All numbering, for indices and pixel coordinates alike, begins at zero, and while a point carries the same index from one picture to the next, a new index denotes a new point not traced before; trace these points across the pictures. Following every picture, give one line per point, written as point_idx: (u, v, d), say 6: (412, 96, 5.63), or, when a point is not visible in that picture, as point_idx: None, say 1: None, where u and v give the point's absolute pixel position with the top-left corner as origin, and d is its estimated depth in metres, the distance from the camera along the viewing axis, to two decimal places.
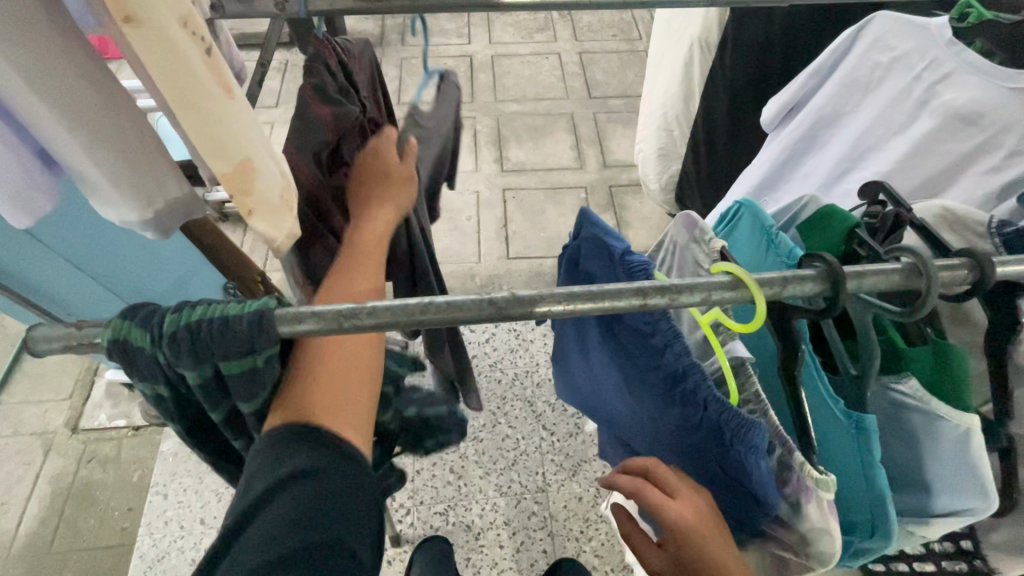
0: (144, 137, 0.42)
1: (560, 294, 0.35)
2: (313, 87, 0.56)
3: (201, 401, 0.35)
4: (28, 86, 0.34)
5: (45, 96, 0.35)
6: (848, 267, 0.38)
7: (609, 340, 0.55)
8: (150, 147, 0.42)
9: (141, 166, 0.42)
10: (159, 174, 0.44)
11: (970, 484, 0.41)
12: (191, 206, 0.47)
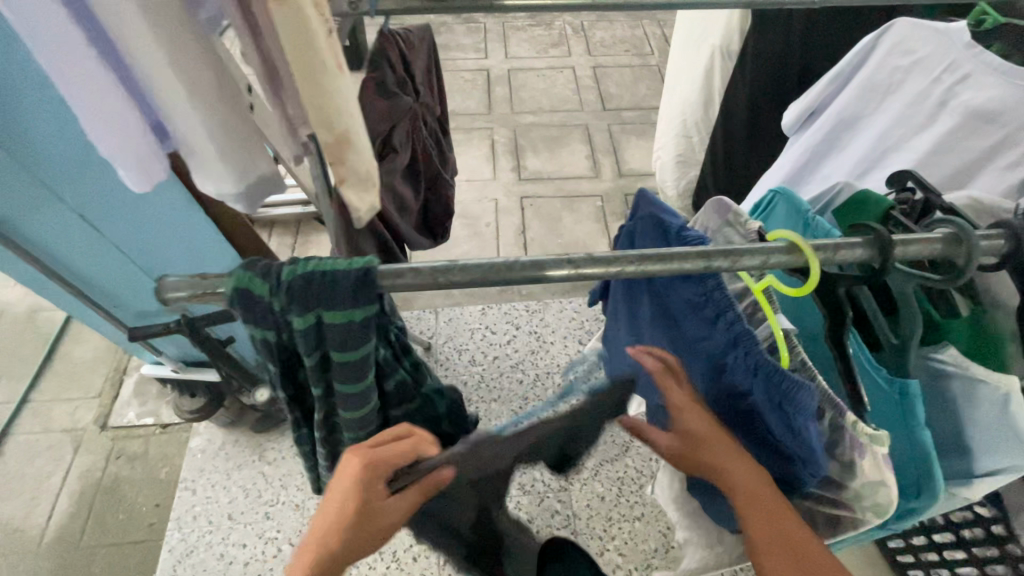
0: (246, 119, 0.48)
1: (632, 255, 0.38)
2: (375, 79, 0.66)
3: (304, 349, 0.38)
4: (168, 63, 0.41)
5: (182, 76, 0.42)
6: (894, 235, 0.41)
7: (663, 312, 0.59)
8: (248, 123, 0.48)
9: (241, 144, 0.48)
10: (254, 152, 0.50)
11: (1009, 443, 0.44)
12: (276, 186, 0.53)
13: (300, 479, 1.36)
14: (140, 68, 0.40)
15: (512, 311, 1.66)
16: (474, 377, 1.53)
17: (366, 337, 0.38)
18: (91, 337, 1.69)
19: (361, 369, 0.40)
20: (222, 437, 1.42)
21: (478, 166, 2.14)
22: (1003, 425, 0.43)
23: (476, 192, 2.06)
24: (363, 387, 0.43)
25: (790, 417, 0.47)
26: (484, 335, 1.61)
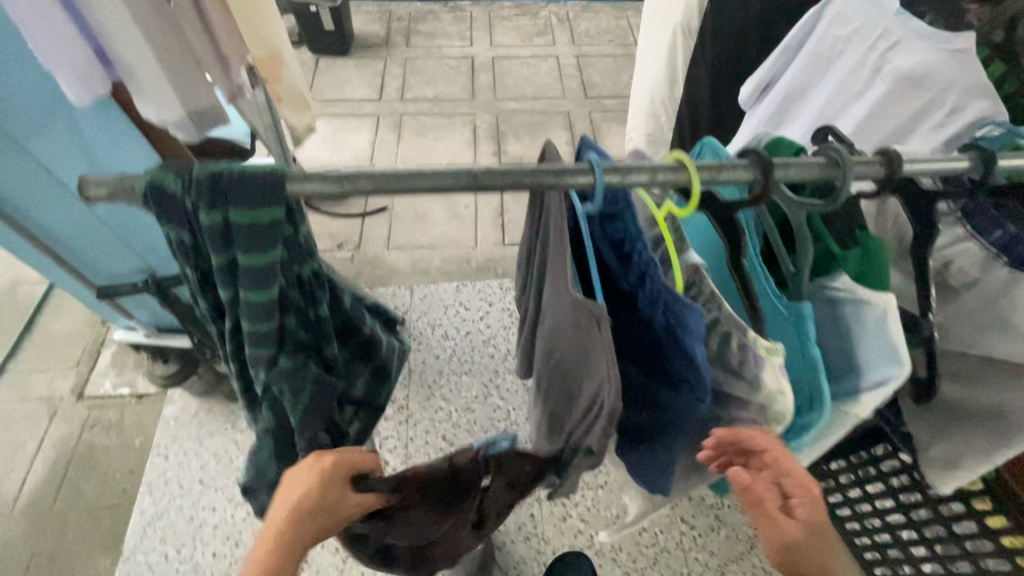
0: (182, 67, 0.73)
1: (528, 168, 0.41)
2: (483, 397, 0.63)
3: (210, 250, 0.40)
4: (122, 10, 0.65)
5: (131, 19, 0.66)
6: (775, 159, 0.44)
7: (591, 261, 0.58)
8: (190, 74, 0.75)
9: (179, 82, 0.73)
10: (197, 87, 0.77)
11: (889, 356, 0.46)
12: (204, 114, 0.79)
13: None
14: (109, 30, 0.66)
15: (485, 289, 1.70)
16: (446, 351, 1.56)
17: (269, 245, 0.40)
18: (71, 309, 1.71)
19: (275, 275, 0.42)
20: (196, 406, 1.45)
21: (459, 151, 2.16)
22: (882, 339, 0.46)
23: (455, 175, 2.08)
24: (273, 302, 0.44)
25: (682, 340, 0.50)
26: (458, 311, 1.64)
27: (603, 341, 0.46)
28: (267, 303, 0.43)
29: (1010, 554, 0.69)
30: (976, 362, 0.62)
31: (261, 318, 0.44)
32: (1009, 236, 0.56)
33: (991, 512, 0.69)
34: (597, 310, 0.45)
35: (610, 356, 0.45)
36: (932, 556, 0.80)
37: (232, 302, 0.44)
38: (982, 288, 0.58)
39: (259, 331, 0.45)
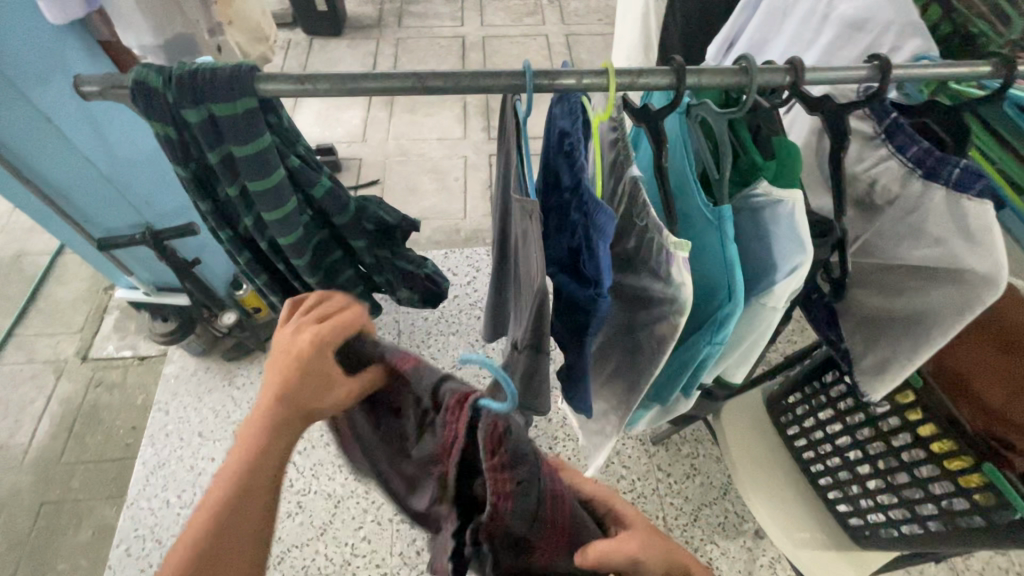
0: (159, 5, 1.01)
1: (468, 71, 0.47)
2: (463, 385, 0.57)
3: (205, 146, 0.48)
4: None
5: None
6: (691, 67, 0.50)
7: (545, 177, 0.67)
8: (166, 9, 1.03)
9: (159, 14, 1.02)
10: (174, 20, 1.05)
11: (796, 247, 0.52)
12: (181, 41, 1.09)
13: None
14: None
15: (473, 256, 1.75)
16: (435, 313, 1.62)
17: (252, 136, 0.47)
18: (74, 279, 1.77)
19: (268, 162, 0.50)
20: (195, 365, 1.52)
21: (449, 126, 2.21)
22: (790, 231, 0.52)
23: (446, 150, 2.13)
24: (272, 188, 0.52)
25: (598, 239, 0.57)
26: (447, 277, 1.70)
27: (535, 231, 0.51)
28: (271, 189, 0.52)
29: (940, 459, 0.74)
30: (898, 272, 0.68)
31: (277, 204, 0.54)
32: (923, 150, 0.61)
33: (921, 421, 0.76)
34: (530, 202, 0.50)
35: (539, 247, 0.50)
36: (875, 473, 0.85)
37: (237, 194, 0.54)
38: (901, 201, 0.64)
39: (277, 217, 0.55)
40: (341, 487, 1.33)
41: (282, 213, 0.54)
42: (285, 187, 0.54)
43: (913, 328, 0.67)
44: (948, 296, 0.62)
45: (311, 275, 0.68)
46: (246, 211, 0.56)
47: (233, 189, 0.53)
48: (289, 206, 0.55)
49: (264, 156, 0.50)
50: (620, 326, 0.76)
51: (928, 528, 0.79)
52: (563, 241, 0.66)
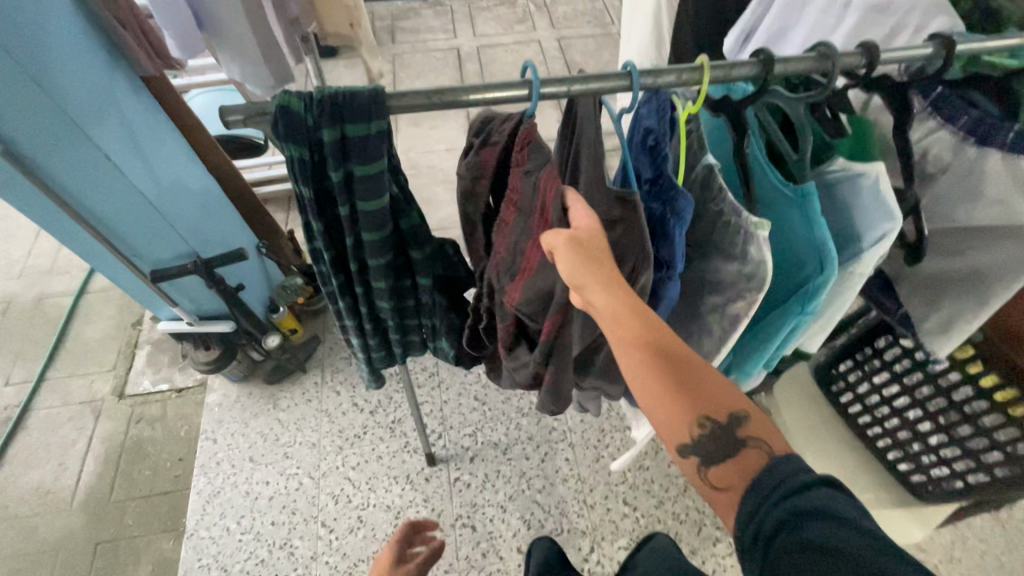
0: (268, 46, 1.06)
1: (577, 77, 0.52)
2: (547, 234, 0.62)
3: (331, 167, 0.50)
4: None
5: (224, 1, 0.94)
6: (777, 56, 0.54)
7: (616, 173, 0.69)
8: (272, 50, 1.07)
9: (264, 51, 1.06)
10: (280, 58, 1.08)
11: (884, 215, 0.56)
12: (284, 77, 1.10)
13: (315, 421, 1.47)
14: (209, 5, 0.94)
15: None
16: None
17: (375, 157, 0.50)
18: (100, 317, 1.77)
19: (381, 185, 0.53)
20: (237, 392, 1.52)
21: (456, 136, 2.24)
22: (877, 200, 0.56)
23: (456, 160, 2.16)
24: (380, 211, 0.55)
25: (675, 224, 0.60)
26: None
27: (639, 220, 0.57)
28: (377, 211, 0.55)
29: (1004, 408, 0.78)
30: (956, 234, 0.73)
31: (376, 227, 0.57)
32: (974, 118, 0.66)
33: (983, 373, 0.80)
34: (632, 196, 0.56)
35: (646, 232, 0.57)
36: (937, 429, 0.89)
37: (346, 215, 0.56)
38: (955, 167, 0.69)
39: (375, 238, 0.58)
40: (399, 497, 1.35)
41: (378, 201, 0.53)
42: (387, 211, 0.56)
43: (977, 284, 0.72)
44: (1011, 251, 0.67)
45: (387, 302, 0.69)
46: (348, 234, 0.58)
47: (343, 210, 0.55)
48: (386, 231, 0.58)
49: (379, 179, 0.52)
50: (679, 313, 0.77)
51: (995, 474, 0.84)
52: None
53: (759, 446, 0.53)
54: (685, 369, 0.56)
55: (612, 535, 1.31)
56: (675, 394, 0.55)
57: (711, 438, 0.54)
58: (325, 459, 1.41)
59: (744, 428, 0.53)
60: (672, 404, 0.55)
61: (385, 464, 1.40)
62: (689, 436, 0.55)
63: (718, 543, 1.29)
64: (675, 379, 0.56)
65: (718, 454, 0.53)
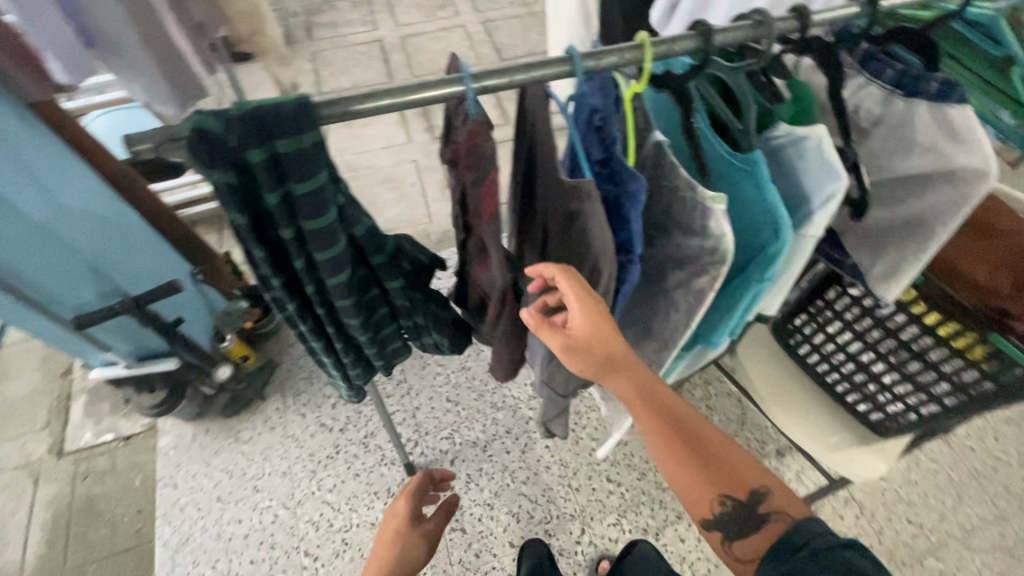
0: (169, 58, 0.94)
1: (516, 66, 0.49)
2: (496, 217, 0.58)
3: (266, 189, 0.46)
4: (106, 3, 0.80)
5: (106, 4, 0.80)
6: (714, 27, 0.54)
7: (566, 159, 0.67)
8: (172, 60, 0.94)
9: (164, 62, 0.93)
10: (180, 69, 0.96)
11: (830, 174, 0.57)
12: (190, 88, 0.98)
13: (283, 449, 1.40)
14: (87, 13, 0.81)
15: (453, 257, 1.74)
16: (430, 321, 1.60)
17: (313, 171, 0.46)
18: (22, 372, 1.60)
19: (326, 200, 0.49)
20: (192, 430, 1.42)
21: (391, 133, 2.16)
22: (823, 161, 0.57)
23: (394, 157, 2.08)
24: (331, 224, 0.51)
25: (631, 207, 0.59)
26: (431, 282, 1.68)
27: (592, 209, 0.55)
28: (327, 227, 0.51)
29: (947, 341, 0.84)
30: (892, 184, 0.76)
31: (329, 243, 0.52)
32: (899, 71, 0.68)
33: (925, 311, 0.85)
34: (585, 184, 0.54)
35: (601, 220, 0.55)
36: (890, 368, 0.94)
37: (292, 237, 0.51)
38: (888, 119, 0.71)
39: (329, 257, 0.53)
40: (383, 512, 1.31)
41: (336, 251, 0.52)
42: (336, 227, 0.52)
43: (916, 230, 0.75)
44: (944, 196, 0.70)
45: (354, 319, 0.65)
46: (299, 255, 0.53)
47: (288, 231, 0.50)
48: (340, 246, 0.54)
49: (322, 194, 0.48)
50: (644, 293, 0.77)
51: (944, 404, 0.90)
52: None
53: (779, 519, 0.61)
54: (704, 447, 0.67)
55: (600, 513, 1.33)
56: (696, 473, 0.65)
57: (732, 515, 0.63)
58: (298, 486, 1.35)
59: (766, 504, 0.62)
60: (694, 480, 0.65)
61: (364, 481, 1.36)
62: (709, 510, 0.65)
63: None
64: (688, 451, 0.66)
65: (735, 531, 0.63)
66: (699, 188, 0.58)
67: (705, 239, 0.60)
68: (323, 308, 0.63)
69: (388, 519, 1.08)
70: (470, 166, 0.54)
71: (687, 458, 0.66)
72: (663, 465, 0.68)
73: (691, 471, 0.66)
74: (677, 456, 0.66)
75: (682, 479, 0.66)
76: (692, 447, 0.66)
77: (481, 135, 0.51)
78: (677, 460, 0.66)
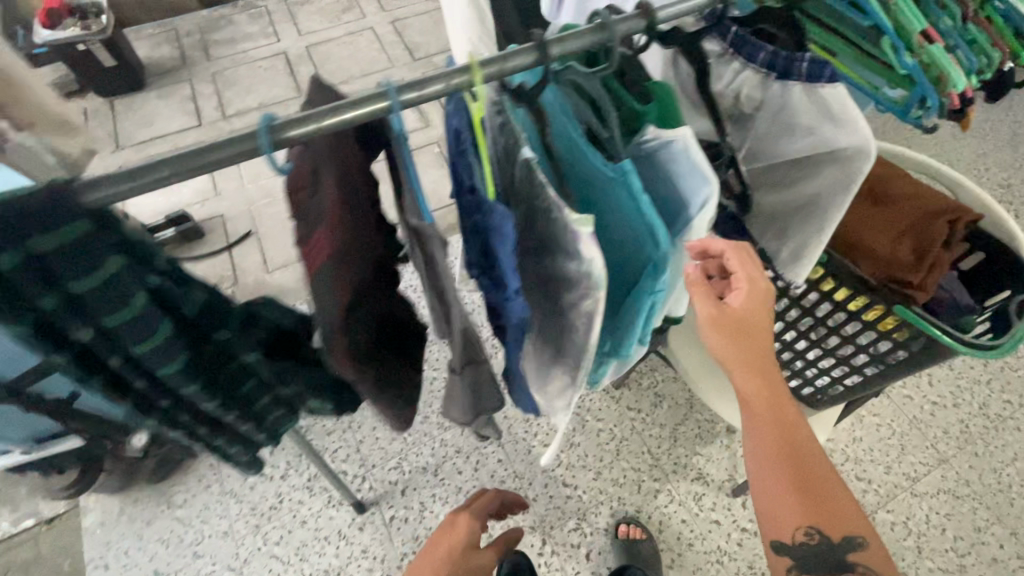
0: None
1: (320, 111, 0.43)
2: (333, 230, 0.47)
3: (39, 291, 0.41)
4: None
5: None
6: (552, 36, 0.48)
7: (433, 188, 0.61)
8: None
9: None
10: None
11: (701, 180, 0.53)
12: None
13: (221, 507, 1.31)
14: None
15: None
16: None
17: (94, 261, 0.42)
18: None
19: (123, 288, 0.44)
20: (119, 503, 1.32)
21: None
22: (693, 166, 0.53)
23: None
24: (145, 313, 0.46)
25: (498, 240, 0.54)
26: None
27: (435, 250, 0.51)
28: (137, 317, 0.45)
29: (858, 315, 0.83)
30: (783, 167, 0.73)
31: (146, 332, 0.47)
32: (770, 54, 0.65)
33: (835, 288, 0.83)
34: (427, 227, 0.50)
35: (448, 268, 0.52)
36: (812, 344, 0.94)
37: (95, 335, 0.46)
38: (767, 104, 0.68)
39: (150, 348, 0.48)
40: (336, 557, 1.26)
41: (159, 337, 0.47)
42: (153, 315, 0.47)
43: (811, 212, 0.74)
44: (831, 177, 0.68)
45: (218, 405, 0.59)
46: (114, 350, 0.48)
47: (87, 332, 0.45)
48: (165, 333, 0.48)
49: (116, 284, 0.44)
50: (546, 313, 0.73)
51: (865, 374, 0.90)
52: (471, 243, 0.61)
53: (864, 570, 0.67)
54: (815, 483, 0.69)
55: (560, 520, 1.30)
56: (801, 509, 0.68)
57: (817, 545, 0.69)
58: (243, 545, 1.27)
59: (857, 554, 0.67)
60: (791, 504, 0.68)
61: (312, 527, 1.30)
62: (792, 537, 0.69)
63: (659, 494, 1.33)
64: (800, 477, 0.69)
65: (818, 563, 0.69)
66: (568, 210, 0.54)
67: (583, 262, 0.56)
68: (179, 399, 0.58)
69: (438, 541, 0.93)
70: (301, 189, 0.48)
71: (796, 491, 0.69)
72: (759, 477, 0.72)
73: (795, 505, 0.68)
74: (787, 490, 0.69)
75: (772, 506, 0.70)
76: (801, 473, 0.70)
77: (302, 188, 0.48)
78: (790, 496, 0.69)
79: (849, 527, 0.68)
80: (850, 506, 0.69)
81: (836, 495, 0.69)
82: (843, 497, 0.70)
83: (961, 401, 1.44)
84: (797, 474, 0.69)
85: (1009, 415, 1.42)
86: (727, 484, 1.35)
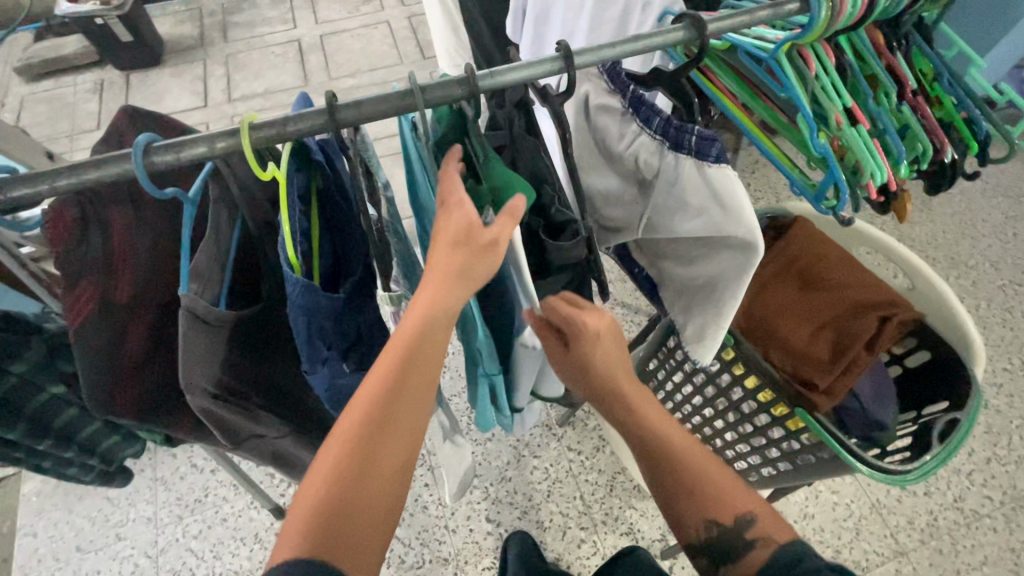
0: None
1: (61, 169, 0.42)
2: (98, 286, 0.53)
3: None
4: None
5: None
6: (346, 99, 0.45)
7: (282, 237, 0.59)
8: None
9: None
10: None
11: None
12: None
13: (149, 493, 1.33)
14: None
15: None
16: None
17: None
18: None
19: None
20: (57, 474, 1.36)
21: None
22: None
23: None
24: None
25: (303, 310, 0.51)
26: None
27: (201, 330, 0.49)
28: None
29: (768, 408, 0.75)
30: (684, 242, 0.66)
31: None
32: (664, 121, 0.58)
33: (746, 374, 0.75)
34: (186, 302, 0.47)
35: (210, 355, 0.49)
36: (728, 425, 0.86)
37: None
38: (662, 175, 0.61)
39: None
40: (248, 559, 1.27)
41: None
42: None
43: (710, 296, 0.66)
44: (726, 263, 0.61)
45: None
46: None
47: None
48: None
49: None
50: None
51: (778, 467, 0.82)
52: None
53: (766, 544, 0.53)
54: (689, 471, 0.59)
55: (475, 556, 1.26)
56: (685, 507, 0.58)
57: (716, 540, 0.56)
58: (162, 533, 1.29)
59: (755, 529, 0.54)
60: (677, 496, 0.59)
61: (231, 526, 1.30)
62: (695, 536, 0.58)
63: (583, 544, 1.27)
64: (673, 480, 0.59)
65: (721, 556, 0.56)
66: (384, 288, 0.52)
67: None
68: None
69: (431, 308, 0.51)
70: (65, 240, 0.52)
71: (672, 481, 0.59)
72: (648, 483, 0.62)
73: (678, 500, 0.59)
74: (666, 479, 0.60)
75: (670, 514, 0.60)
76: (669, 466, 0.60)
77: (62, 238, 0.51)
78: (665, 488, 0.60)
79: (735, 505, 0.56)
80: (733, 484, 0.58)
81: (709, 477, 0.58)
82: (724, 484, 0.58)
83: (934, 490, 1.31)
84: (666, 464, 0.60)
85: (986, 513, 1.28)
86: (657, 543, 1.27)
